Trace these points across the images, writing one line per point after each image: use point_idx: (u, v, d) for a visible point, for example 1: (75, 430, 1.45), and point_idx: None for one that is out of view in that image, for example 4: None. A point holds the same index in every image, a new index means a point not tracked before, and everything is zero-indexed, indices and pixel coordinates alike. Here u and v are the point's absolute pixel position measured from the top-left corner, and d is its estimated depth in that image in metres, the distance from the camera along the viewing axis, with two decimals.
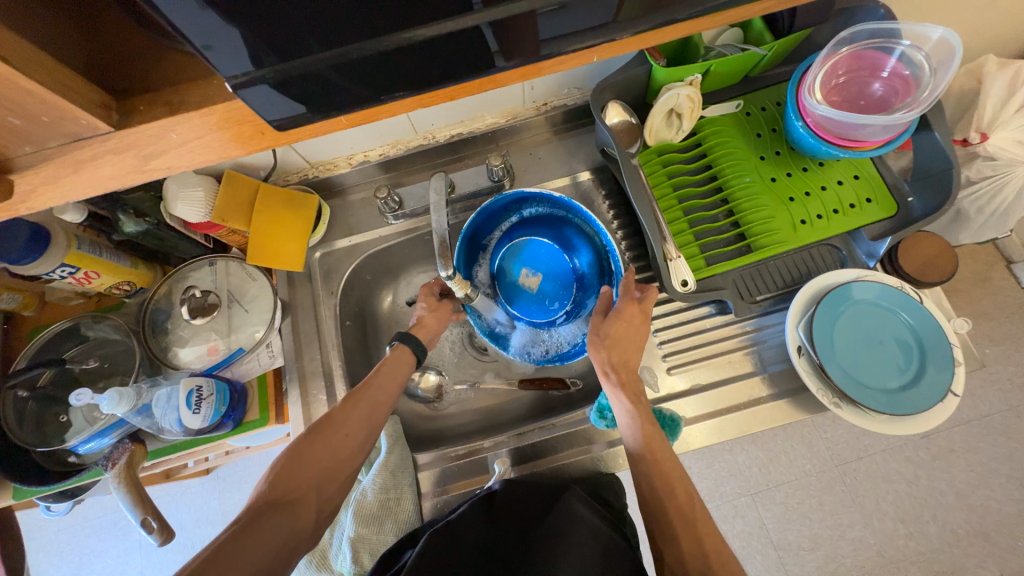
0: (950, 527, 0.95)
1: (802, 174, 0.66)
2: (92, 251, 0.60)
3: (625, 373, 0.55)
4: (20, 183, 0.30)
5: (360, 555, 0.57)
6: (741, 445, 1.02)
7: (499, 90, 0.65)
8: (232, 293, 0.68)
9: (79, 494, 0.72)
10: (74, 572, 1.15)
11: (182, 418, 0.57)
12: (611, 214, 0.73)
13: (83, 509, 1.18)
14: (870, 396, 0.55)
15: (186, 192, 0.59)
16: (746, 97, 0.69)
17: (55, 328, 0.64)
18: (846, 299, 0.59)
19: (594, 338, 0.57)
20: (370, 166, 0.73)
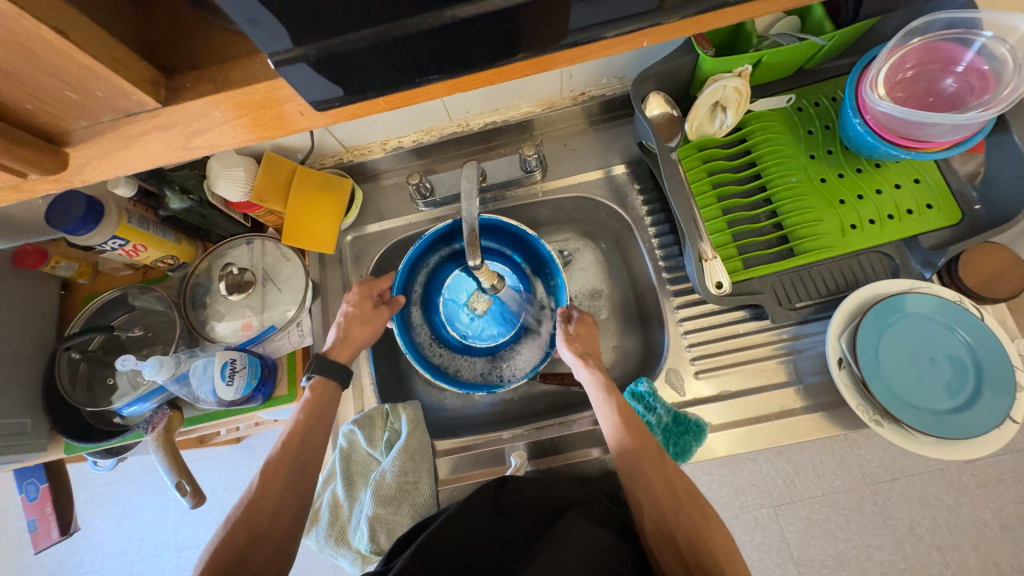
0: (991, 559, 0.89)
1: (856, 175, 0.62)
2: (141, 226, 0.63)
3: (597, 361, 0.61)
4: (75, 156, 0.31)
5: (376, 533, 0.59)
6: (766, 455, 0.98)
7: (536, 77, 0.63)
8: (266, 272, 0.70)
9: (123, 452, 0.77)
10: (116, 522, 1.24)
11: (217, 389, 0.60)
12: (645, 209, 0.70)
13: (126, 466, 1.26)
14: (917, 416, 0.52)
15: (228, 172, 0.61)
16: (799, 91, 0.65)
17: (105, 297, 0.68)
18: (896, 311, 0.55)
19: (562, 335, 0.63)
20: (403, 153, 0.74)
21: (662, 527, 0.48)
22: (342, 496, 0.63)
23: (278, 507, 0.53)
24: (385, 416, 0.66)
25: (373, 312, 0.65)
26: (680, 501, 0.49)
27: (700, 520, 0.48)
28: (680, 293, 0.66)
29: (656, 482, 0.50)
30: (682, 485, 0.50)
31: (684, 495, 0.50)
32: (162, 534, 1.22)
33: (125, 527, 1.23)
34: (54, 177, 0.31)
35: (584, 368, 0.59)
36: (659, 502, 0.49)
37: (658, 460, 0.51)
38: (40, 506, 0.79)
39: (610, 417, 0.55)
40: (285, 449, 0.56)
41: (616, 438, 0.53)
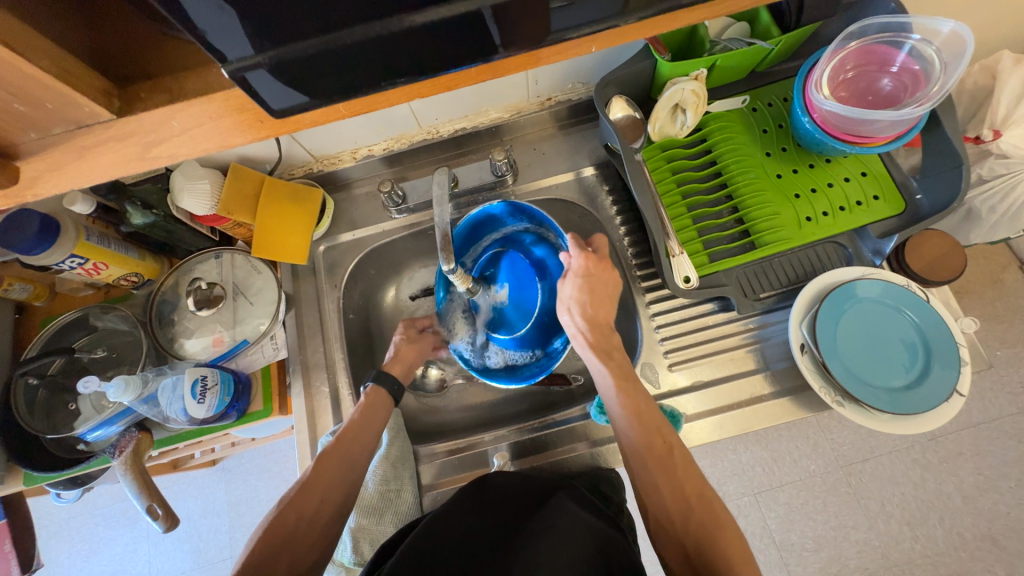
0: (957, 530, 0.94)
1: (808, 170, 0.65)
2: (100, 243, 0.61)
3: (597, 333, 0.58)
4: (24, 169, 0.30)
5: (360, 545, 0.58)
6: (745, 443, 1.02)
7: (504, 83, 0.65)
8: (237, 286, 0.68)
9: (89, 481, 0.74)
10: (84, 558, 1.17)
11: (187, 407, 0.58)
12: (615, 209, 0.72)
13: (93, 497, 1.20)
14: (873, 395, 0.55)
15: (193, 185, 0.60)
16: (752, 92, 0.68)
17: (64, 318, 0.66)
18: (850, 297, 0.58)
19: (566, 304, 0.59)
20: (374, 161, 0.74)
21: (674, 533, 0.48)
22: None
23: (330, 489, 0.52)
24: None
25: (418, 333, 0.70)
26: (691, 507, 0.49)
27: (713, 527, 0.47)
28: (651, 289, 0.68)
29: (664, 486, 0.50)
30: (694, 492, 0.49)
31: (695, 502, 0.49)
32: (135, 566, 1.16)
33: (95, 563, 1.17)
34: (2, 193, 0.30)
35: (588, 351, 0.58)
36: (668, 506, 0.49)
37: (664, 453, 0.51)
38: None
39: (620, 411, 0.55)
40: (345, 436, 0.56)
41: (623, 434, 0.54)
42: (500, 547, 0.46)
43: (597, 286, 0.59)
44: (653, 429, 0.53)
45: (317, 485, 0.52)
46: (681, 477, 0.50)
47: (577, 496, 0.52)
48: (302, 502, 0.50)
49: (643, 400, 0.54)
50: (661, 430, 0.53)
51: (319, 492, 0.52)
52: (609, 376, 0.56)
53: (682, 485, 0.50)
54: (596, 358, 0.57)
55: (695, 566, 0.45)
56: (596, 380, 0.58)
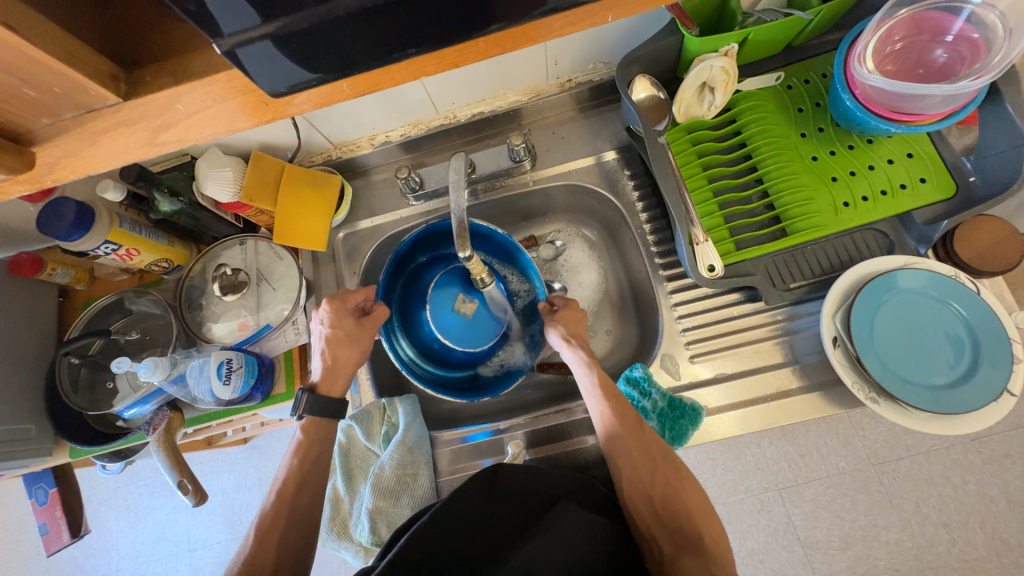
0: (999, 535, 0.89)
1: (848, 152, 0.61)
2: (133, 230, 0.63)
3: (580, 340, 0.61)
4: (42, 155, 0.31)
5: (377, 525, 0.59)
6: (769, 438, 0.99)
7: (522, 62, 0.63)
8: (260, 272, 0.70)
9: (129, 456, 0.78)
10: (130, 525, 1.26)
11: (214, 388, 0.60)
12: (637, 195, 0.70)
13: (137, 469, 1.29)
14: (912, 392, 0.51)
15: (216, 173, 0.61)
16: (788, 68, 0.64)
17: (102, 301, 0.69)
18: (890, 287, 0.54)
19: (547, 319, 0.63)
20: (391, 147, 0.74)
21: (643, 493, 0.51)
22: (342, 490, 0.64)
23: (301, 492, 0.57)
24: (382, 410, 0.66)
25: (355, 328, 0.61)
26: (660, 469, 0.52)
27: (676, 482, 0.51)
28: (674, 278, 0.66)
29: (638, 457, 0.52)
30: (662, 455, 0.53)
31: (662, 462, 0.52)
32: (175, 535, 1.24)
33: (139, 530, 1.25)
34: (24, 177, 0.31)
35: (573, 348, 0.59)
36: (640, 474, 0.52)
37: (638, 436, 0.53)
38: (51, 510, 0.81)
39: (599, 401, 0.56)
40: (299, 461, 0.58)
41: (599, 414, 0.56)
42: (502, 542, 0.45)
43: (579, 321, 0.62)
44: (627, 416, 0.54)
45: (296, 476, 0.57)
46: (652, 447, 0.53)
47: (588, 499, 0.51)
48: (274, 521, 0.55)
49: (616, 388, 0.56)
50: (633, 412, 0.55)
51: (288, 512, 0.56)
52: (592, 373, 0.57)
53: (651, 457, 0.52)
54: (583, 355, 0.58)
55: (661, 518, 0.50)
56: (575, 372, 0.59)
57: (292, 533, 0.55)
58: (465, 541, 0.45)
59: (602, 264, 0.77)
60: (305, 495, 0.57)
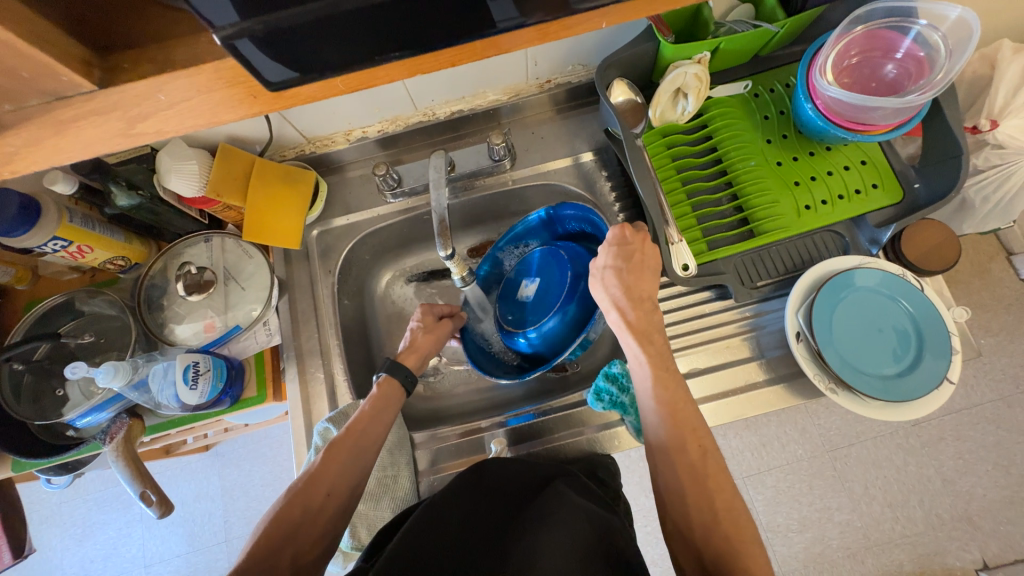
0: (936, 512, 0.97)
1: (808, 158, 0.65)
2: (85, 225, 0.59)
3: (636, 309, 0.55)
4: None
5: (357, 529, 0.58)
6: (735, 429, 1.04)
7: (502, 60, 0.63)
8: (228, 271, 0.67)
9: (79, 468, 0.73)
10: (77, 543, 1.17)
11: (179, 393, 0.57)
12: (614, 196, 0.71)
13: (85, 482, 1.20)
14: (866, 382, 0.56)
15: (179, 166, 0.58)
16: (754, 78, 0.67)
17: (50, 302, 0.64)
18: (847, 285, 0.58)
19: (596, 274, 0.57)
20: (368, 143, 0.72)
21: (692, 544, 0.46)
22: None
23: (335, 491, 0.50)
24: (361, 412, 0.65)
25: (435, 321, 0.66)
26: (718, 519, 0.46)
27: (734, 538, 0.45)
28: None
29: (690, 493, 0.48)
30: (725, 511, 0.47)
31: (725, 519, 0.46)
32: (129, 551, 1.16)
33: (88, 547, 1.17)
34: None
35: (627, 333, 0.54)
36: (695, 527, 0.47)
37: (703, 470, 0.48)
38: None
39: (654, 407, 0.52)
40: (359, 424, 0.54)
41: (653, 431, 0.52)
42: (502, 535, 0.47)
43: (631, 272, 0.56)
44: (688, 430, 0.50)
45: (321, 481, 0.50)
46: (714, 487, 0.48)
47: (579, 486, 0.53)
48: (283, 521, 0.47)
49: (681, 399, 0.51)
50: (695, 435, 0.50)
51: (300, 513, 0.48)
52: (646, 367, 0.53)
53: (710, 507, 0.47)
54: (635, 344, 0.53)
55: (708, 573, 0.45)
56: (631, 364, 0.55)
57: (335, 498, 0.50)
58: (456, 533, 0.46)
59: None
60: (360, 461, 0.53)
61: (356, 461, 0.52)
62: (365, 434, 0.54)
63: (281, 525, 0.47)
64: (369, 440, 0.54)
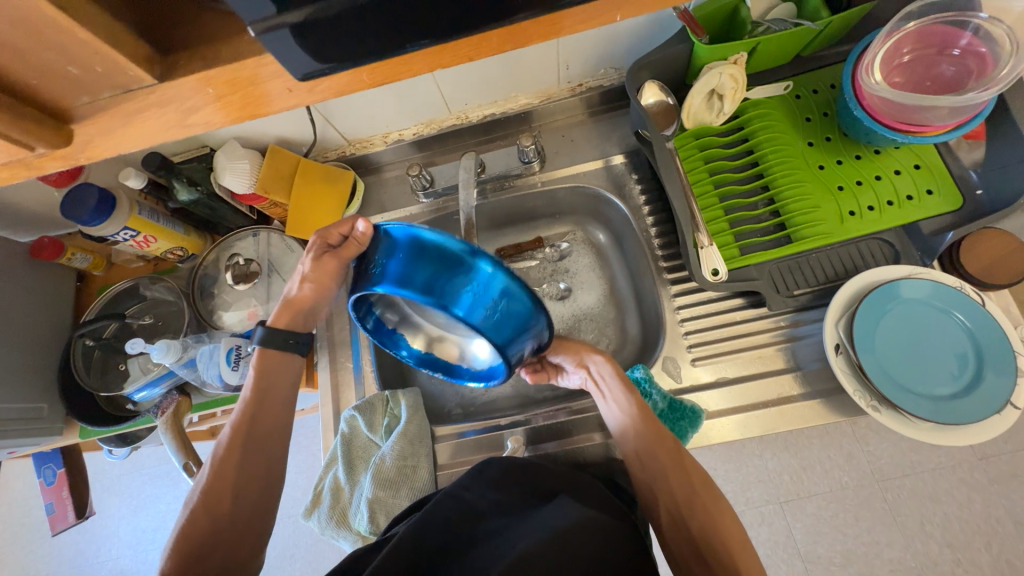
0: (1005, 557, 0.87)
1: (854, 162, 0.61)
2: (151, 217, 0.66)
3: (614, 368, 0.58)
4: (78, 132, 0.31)
5: (376, 515, 0.59)
6: (773, 450, 0.98)
7: (534, 65, 0.65)
8: (271, 264, 0.72)
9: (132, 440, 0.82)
10: (131, 514, 1.27)
11: (223, 374, 0.61)
12: (644, 199, 0.71)
13: (141, 458, 1.31)
14: (914, 402, 0.51)
15: (233, 165, 0.64)
16: (796, 78, 0.65)
17: (118, 287, 0.71)
18: (893, 297, 0.55)
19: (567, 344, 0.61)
20: (404, 145, 0.75)
21: (686, 536, 0.47)
22: (343, 479, 0.63)
23: (243, 492, 0.51)
24: (385, 402, 0.66)
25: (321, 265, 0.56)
26: (696, 494, 0.49)
27: (714, 512, 0.48)
28: (678, 282, 0.66)
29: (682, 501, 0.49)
30: (707, 492, 0.49)
31: (708, 502, 0.49)
32: None
33: (141, 518, 1.27)
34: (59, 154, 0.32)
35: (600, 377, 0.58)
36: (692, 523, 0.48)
37: (688, 468, 0.50)
38: (57, 490, 0.83)
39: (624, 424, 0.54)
40: (246, 415, 0.52)
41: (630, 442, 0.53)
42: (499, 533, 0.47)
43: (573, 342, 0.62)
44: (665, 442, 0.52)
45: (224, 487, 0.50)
46: (692, 480, 0.50)
47: (591, 497, 0.51)
48: (201, 527, 0.48)
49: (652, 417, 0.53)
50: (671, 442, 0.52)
51: (211, 518, 0.49)
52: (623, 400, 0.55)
53: (688, 495, 0.49)
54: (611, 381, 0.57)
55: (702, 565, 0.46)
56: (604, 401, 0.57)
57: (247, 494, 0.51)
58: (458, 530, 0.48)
59: (603, 270, 0.78)
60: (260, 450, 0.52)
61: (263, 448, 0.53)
62: (253, 421, 0.52)
63: (213, 513, 0.49)
64: (268, 428, 0.53)
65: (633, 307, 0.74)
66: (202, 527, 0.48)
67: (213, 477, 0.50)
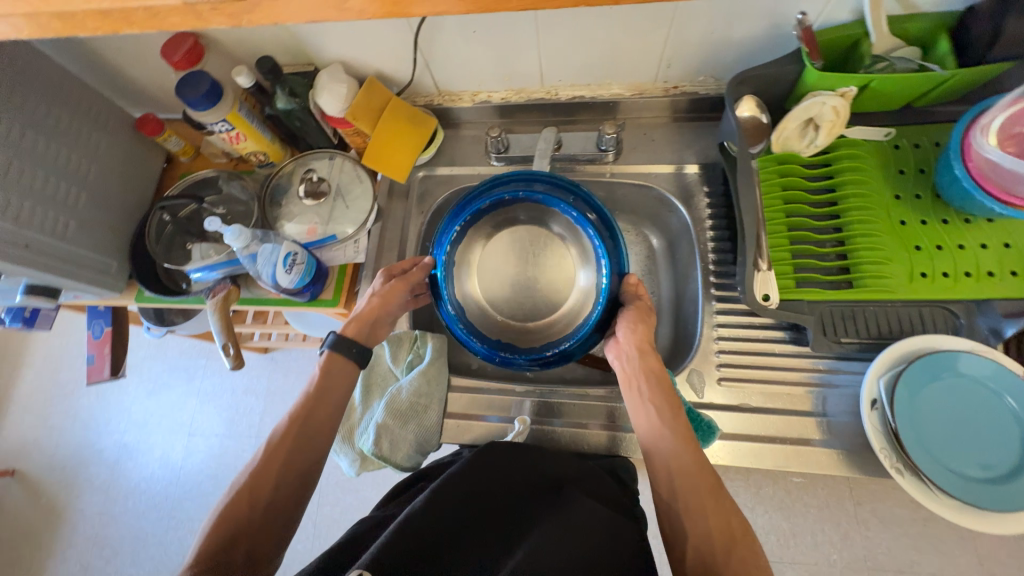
0: None
1: (940, 225, 0.59)
2: (248, 117, 0.70)
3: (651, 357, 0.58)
4: None
5: (381, 440, 0.62)
6: (765, 506, 0.93)
7: (636, 57, 0.66)
8: (340, 188, 0.76)
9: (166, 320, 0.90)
10: (145, 395, 1.36)
11: (277, 273, 0.65)
12: (708, 212, 0.70)
13: (166, 347, 1.40)
14: (942, 473, 0.50)
15: (333, 87, 0.68)
16: (900, 128, 0.63)
17: (202, 174, 0.77)
18: (948, 367, 0.53)
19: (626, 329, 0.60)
20: (488, 107, 0.77)
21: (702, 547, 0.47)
22: (358, 401, 0.67)
23: (283, 477, 0.54)
24: (413, 340, 0.69)
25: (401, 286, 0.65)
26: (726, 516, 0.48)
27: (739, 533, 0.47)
28: (723, 300, 0.66)
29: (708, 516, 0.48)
30: (734, 523, 0.48)
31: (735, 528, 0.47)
32: (180, 417, 1.33)
33: (152, 401, 1.35)
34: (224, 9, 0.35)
35: (636, 369, 0.58)
36: (707, 530, 0.47)
37: (710, 480, 0.50)
38: (101, 345, 0.89)
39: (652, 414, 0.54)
40: (304, 409, 0.57)
41: (657, 444, 0.53)
42: (505, 517, 0.49)
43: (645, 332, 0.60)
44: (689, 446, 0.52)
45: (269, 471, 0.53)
46: (697, 478, 0.50)
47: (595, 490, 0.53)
48: (244, 503, 0.51)
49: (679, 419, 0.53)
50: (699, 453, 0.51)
51: (252, 503, 0.52)
52: (654, 396, 0.55)
53: (703, 502, 0.49)
54: (645, 366, 0.57)
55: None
56: (635, 393, 0.57)
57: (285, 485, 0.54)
58: (464, 506, 0.48)
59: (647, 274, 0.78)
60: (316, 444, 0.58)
61: (309, 439, 0.56)
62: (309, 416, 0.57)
63: (255, 492, 0.52)
64: (321, 422, 0.58)
65: (669, 316, 0.75)
66: (259, 501, 0.52)
67: (272, 453, 0.54)
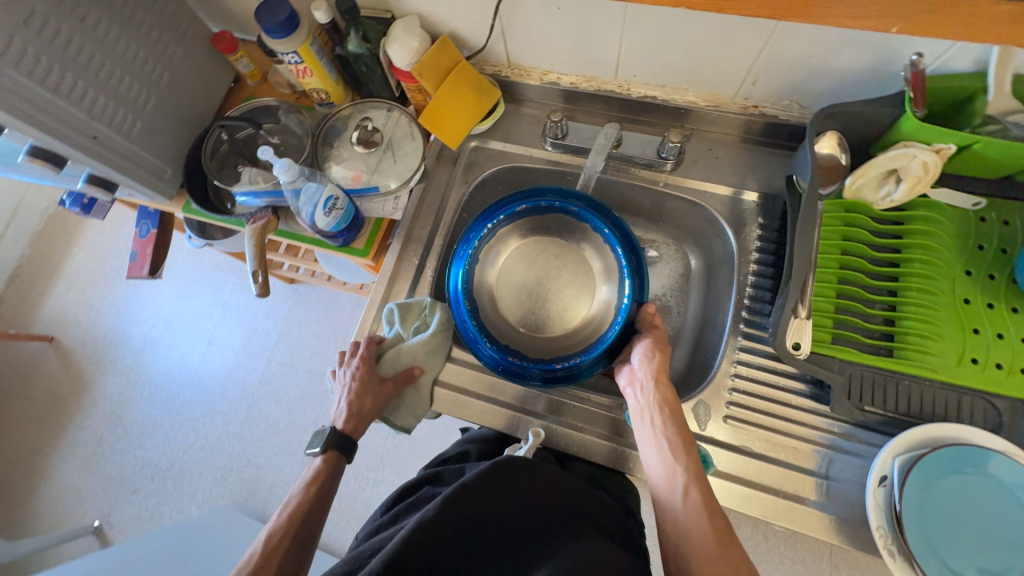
0: None
1: (1008, 313, 0.54)
2: (318, 53, 0.70)
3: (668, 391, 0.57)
4: None
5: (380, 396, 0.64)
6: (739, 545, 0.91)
7: (722, 67, 0.62)
8: (391, 142, 0.76)
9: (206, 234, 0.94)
10: (176, 298, 1.44)
11: (315, 214, 0.66)
12: (757, 244, 0.67)
13: (203, 257, 1.47)
14: (936, 566, 0.47)
15: (406, 38, 0.66)
16: (993, 199, 0.57)
17: (265, 101, 0.78)
18: (976, 463, 0.50)
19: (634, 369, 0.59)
20: (555, 89, 0.75)
21: None
22: None
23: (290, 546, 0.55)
24: (421, 306, 0.68)
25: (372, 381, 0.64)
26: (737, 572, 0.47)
27: None
28: (749, 337, 0.63)
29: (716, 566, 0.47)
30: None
31: None
32: (203, 325, 1.40)
33: (181, 305, 1.43)
34: None
35: (650, 401, 0.57)
36: None
37: (721, 526, 0.49)
38: (144, 245, 0.94)
39: (664, 448, 0.54)
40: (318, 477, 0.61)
41: (666, 480, 0.52)
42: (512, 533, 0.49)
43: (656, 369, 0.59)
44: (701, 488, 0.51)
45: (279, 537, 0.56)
46: (706, 524, 0.49)
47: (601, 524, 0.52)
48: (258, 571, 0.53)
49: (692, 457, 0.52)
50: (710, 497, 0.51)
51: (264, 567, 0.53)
52: (668, 429, 0.55)
53: (712, 548, 0.47)
54: (659, 398, 0.56)
55: None
56: (648, 423, 0.56)
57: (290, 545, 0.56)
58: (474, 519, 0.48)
59: (676, 293, 0.76)
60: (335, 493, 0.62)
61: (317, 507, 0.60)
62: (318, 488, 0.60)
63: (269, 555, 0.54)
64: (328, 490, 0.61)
65: (689, 340, 0.73)
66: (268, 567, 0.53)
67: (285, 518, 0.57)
